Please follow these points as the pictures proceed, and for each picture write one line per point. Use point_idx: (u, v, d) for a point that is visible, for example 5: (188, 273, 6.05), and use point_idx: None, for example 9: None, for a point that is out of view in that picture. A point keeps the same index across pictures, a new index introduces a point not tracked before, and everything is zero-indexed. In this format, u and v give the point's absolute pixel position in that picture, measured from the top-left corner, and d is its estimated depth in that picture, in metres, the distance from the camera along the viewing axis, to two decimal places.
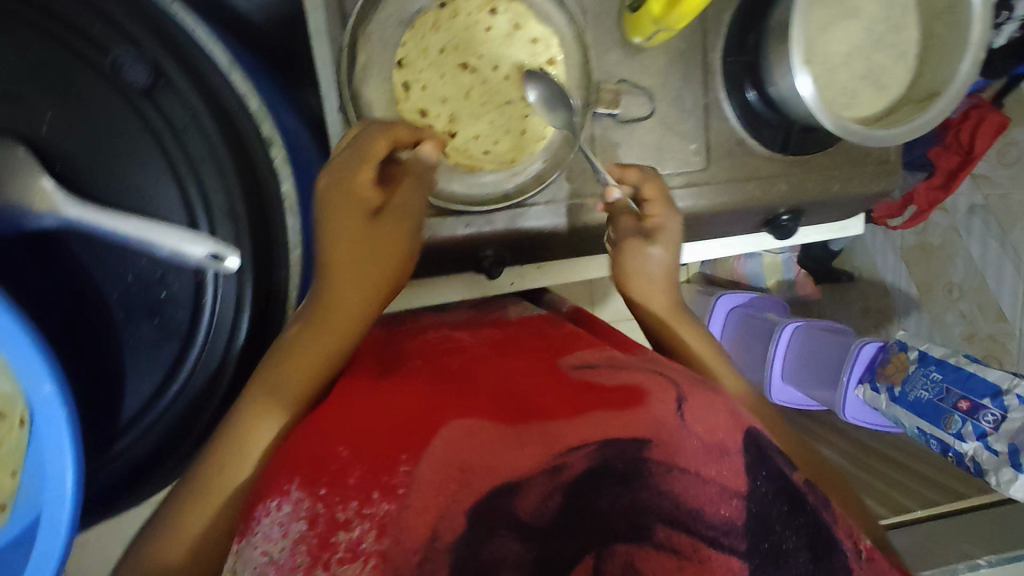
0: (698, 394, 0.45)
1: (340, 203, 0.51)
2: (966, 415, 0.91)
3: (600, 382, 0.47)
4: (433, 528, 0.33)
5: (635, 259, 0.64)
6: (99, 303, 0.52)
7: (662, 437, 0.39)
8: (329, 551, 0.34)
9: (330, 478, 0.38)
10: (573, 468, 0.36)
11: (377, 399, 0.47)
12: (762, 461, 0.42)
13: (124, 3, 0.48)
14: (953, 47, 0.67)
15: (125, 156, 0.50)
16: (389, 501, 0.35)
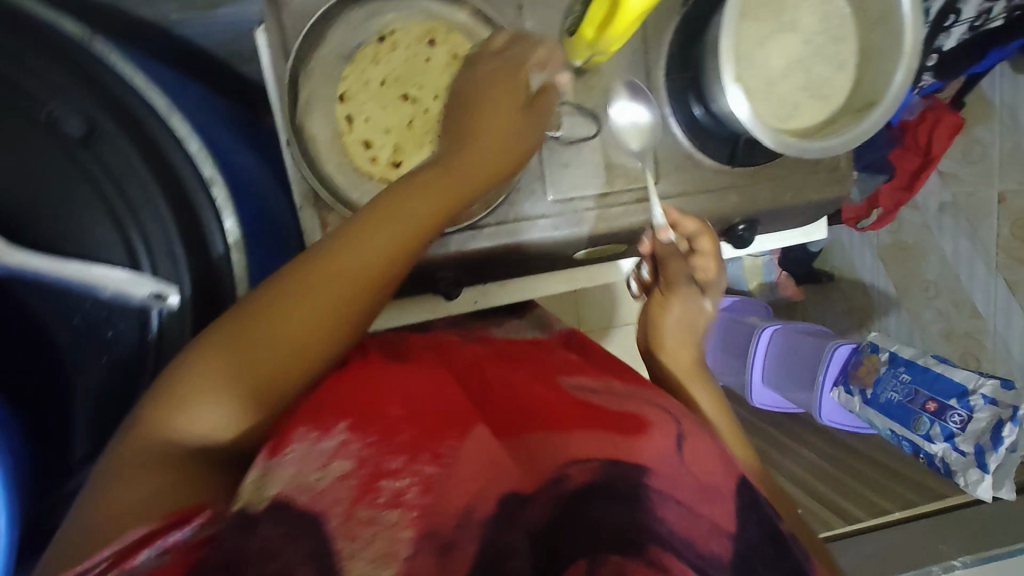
0: (697, 435, 0.47)
1: (498, 85, 0.59)
2: (933, 416, 0.91)
3: (599, 404, 0.49)
4: (468, 504, 0.35)
5: (675, 307, 0.80)
6: (50, 345, 0.55)
7: (662, 468, 0.41)
8: (373, 492, 0.36)
9: (379, 433, 0.41)
10: (576, 478, 0.38)
11: (408, 388, 0.49)
12: (755, 508, 0.44)
13: (61, 63, 0.51)
14: (888, 56, 0.68)
15: (66, 203, 0.53)
16: (432, 466, 0.38)
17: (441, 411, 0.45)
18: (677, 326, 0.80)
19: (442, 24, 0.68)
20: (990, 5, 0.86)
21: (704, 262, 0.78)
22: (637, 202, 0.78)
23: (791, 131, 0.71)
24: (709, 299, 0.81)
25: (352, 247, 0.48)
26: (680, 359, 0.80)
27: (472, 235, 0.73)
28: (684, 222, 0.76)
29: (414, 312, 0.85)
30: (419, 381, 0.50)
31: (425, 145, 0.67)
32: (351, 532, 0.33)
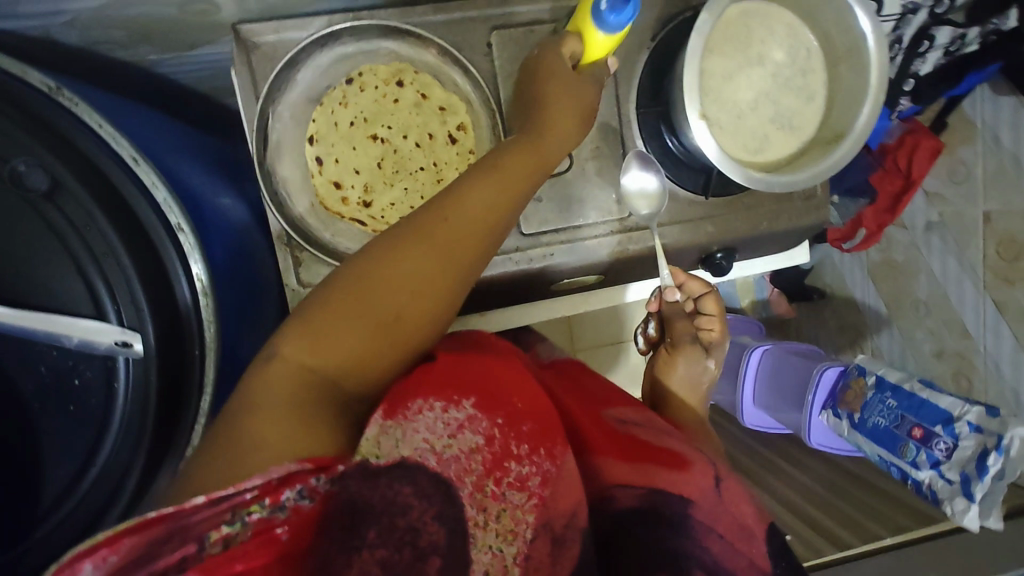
0: (731, 477, 0.52)
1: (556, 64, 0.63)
2: (919, 443, 0.90)
3: (643, 438, 0.53)
4: (574, 505, 0.41)
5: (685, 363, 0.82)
6: (14, 396, 0.54)
7: (708, 507, 0.47)
8: (501, 471, 0.40)
9: (505, 415, 0.43)
10: (623, 500, 0.46)
11: (503, 368, 0.50)
12: (783, 554, 0.48)
13: (21, 118, 0.51)
14: (857, 89, 0.68)
15: (31, 255, 0.53)
16: (547, 462, 0.41)
17: (540, 400, 0.47)
18: (682, 381, 0.83)
19: (410, 64, 0.69)
20: (964, 31, 0.86)
21: (709, 321, 0.84)
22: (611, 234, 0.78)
23: (760, 163, 0.72)
24: (714, 360, 0.83)
25: (455, 215, 0.50)
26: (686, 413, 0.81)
27: None
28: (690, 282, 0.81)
29: None
30: (511, 366, 0.51)
31: (396, 184, 0.69)
32: (479, 504, 0.39)
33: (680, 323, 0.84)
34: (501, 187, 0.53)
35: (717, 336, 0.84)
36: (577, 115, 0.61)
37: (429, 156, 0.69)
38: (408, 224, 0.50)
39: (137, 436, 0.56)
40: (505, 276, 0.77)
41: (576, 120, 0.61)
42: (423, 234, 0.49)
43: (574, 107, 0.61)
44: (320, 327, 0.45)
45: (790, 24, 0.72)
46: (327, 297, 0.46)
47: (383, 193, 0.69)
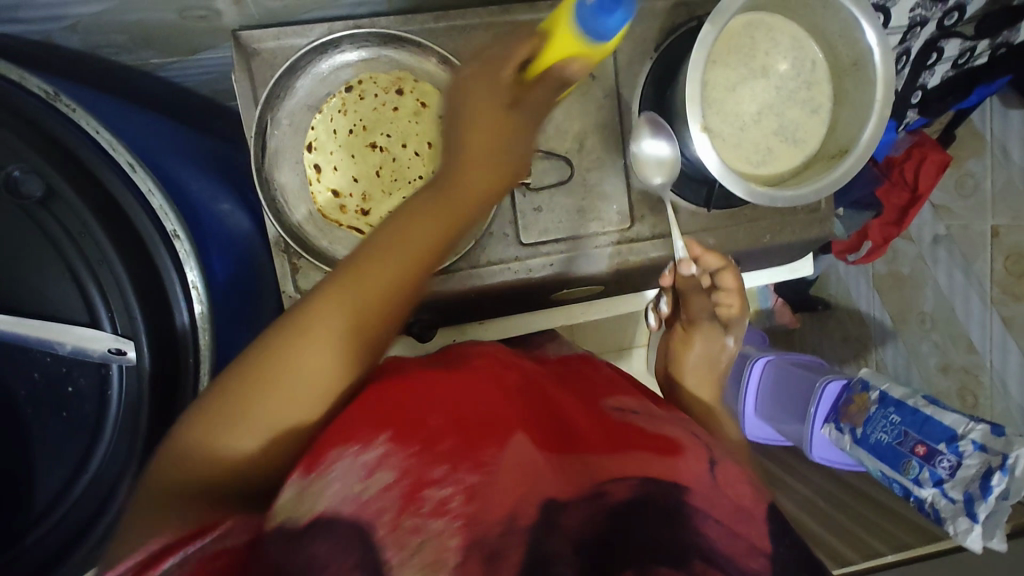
0: (728, 463, 0.51)
1: (484, 83, 0.53)
2: (923, 461, 0.89)
3: (640, 427, 0.53)
4: (512, 511, 0.39)
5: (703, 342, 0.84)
6: (8, 401, 0.55)
7: (697, 487, 0.46)
8: (418, 502, 0.39)
9: (421, 441, 0.43)
10: (616, 494, 0.43)
11: (449, 394, 0.50)
12: (785, 531, 0.46)
13: (18, 125, 0.51)
14: (861, 103, 0.67)
15: (25, 262, 0.53)
16: (474, 474, 0.41)
17: (478, 416, 0.48)
18: (700, 359, 0.85)
19: (411, 73, 0.69)
20: (973, 44, 0.85)
21: (728, 296, 0.81)
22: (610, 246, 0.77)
23: (763, 176, 0.71)
24: (732, 336, 0.85)
25: (346, 289, 0.47)
26: (704, 387, 0.84)
27: (448, 278, 0.74)
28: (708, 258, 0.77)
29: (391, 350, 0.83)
30: (460, 385, 0.52)
31: (393, 193, 0.68)
32: (399, 542, 0.37)
33: (698, 302, 0.82)
34: (403, 250, 0.48)
35: (736, 313, 0.83)
36: (492, 167, 0.54)
37: (426, 164, 0.68)
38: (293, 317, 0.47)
39: (129, 442, 0.55)
40: (502, 284, 0.76)
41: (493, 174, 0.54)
42: (307, 326, 0.46)
43: (486, 155, 0.54)
44: (208, 425, 0.44)
45: (794, 36, 0.71)
46: (218, 391, 0.45)
47: (380, 203, 0.68)
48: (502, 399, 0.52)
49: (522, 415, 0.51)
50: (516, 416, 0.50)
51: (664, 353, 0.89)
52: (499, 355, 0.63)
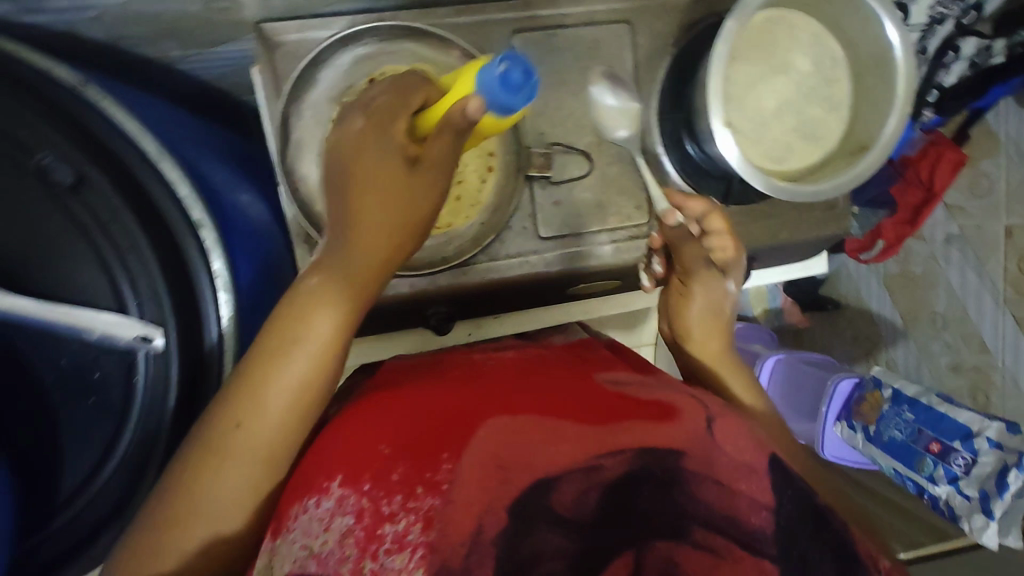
0: (727, 417, 0.52)
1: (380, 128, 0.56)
2: (937, 458, 0.89)
3: (634, 395, 0.54)
4: (477, 523, 0.40)
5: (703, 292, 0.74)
6: (35, 386, 0.55)
7: (693, 450, 0.47)
8: (377, 542, 0.41)
9: (373, 476, 0.45)
10: (610, 469, 0.45)
11: (415, 412, 0.52)
12: (788, 481, 0.49)
13: (49, 112, 0.52)
14: (882, 101, 0.67)
15: (55, 248, 0.53)
16: (432, 496, 0.42)
17: (442, 424, 0.49)
18: (700, 311, 0.74)
19: (432, 66, 0.68)
20: (990, 42, 0.85)
21: (720, 240, 0.69)
22: (614, 242, 0.77)
23: (783, 172, 0.71)
24: (733, 281, 0.73)
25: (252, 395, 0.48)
26: (708, 345, 0.75)
27: (466, 271, 0.73)
28: (692, 203, 0.69)
29: (407, 342, 0.83)
30: (430, 399, 0.54)
31: None
32: None
33: (688, 250, 0.71)
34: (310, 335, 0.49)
35: (732, 257, 0.71)
36: (387, 242, 0.54)
37: None
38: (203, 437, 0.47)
39: (155, 428, 0.56)
40: (517, 278, 0.75)
41: (392, 253, 0.55)
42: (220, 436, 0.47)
43: (381, 240, 0.54)
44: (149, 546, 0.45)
45: (814, 33, 0.71)
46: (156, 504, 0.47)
47: None
48: (475, 398, 0.53)
49: (495, 403, 0.51)
50: (487, 405, 0.50)
51: (664, 306, 0.79)
52: (476, 362, 0.65)
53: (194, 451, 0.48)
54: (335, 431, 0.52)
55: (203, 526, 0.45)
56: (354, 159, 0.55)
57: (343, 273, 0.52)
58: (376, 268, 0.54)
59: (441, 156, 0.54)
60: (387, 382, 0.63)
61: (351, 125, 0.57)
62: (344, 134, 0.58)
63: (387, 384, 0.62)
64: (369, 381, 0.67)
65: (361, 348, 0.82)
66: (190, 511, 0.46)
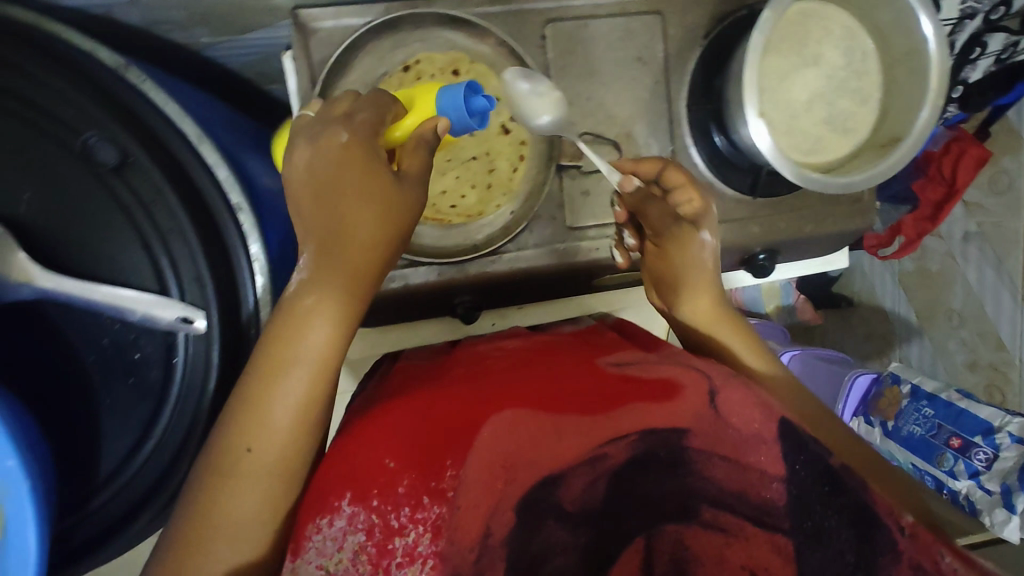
0: (731, 387, 0.50)
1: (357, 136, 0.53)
2: (957, 453, 0.89)
3: (638, 375, 0.52)
4: (484, 527, 0.40)
5: (680, 249, 0.70)
6: (77, 366, 0.55)
7: (698, 428, 0.45)
8: (388, 557, 0.40)
9: (379, 487, 0.43)
10: (616, 456, 0.43)
11: (420, 413, 0.50)
12: (802, 447, 0.47)
13: (95, 92, 0.52)
14: (915, 93, 0.67)
15: (99, 229, 0.54)
16: (439, 505, 0.41)
17: (444, 425, 0.47)
18: (685, 272, 0.70)
19: (466, 54, 0.70)
20: (1017, 38, 0.84)
21: (685, 194, 0.67)
22: (601, 235, 0.76)
23: (813, 164, 0.71)
24: (707, 231, 0.69)
25: (253, 413, 0.46)
26: (699, 307, 0.70)
27: (495, 260, 0.74)
28: (643, 164, 0.67)
29: (432, 330, 0.84)
30: (432, 399, 0.52)
31: (447, 171, 0.71)
32: None
33: (654, 211, 0.67)
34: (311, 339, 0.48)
35: (700, 207, 0.68)
36: (373, 241, 0.52)
37: (481, 145, 0.72)
38: (206, 460, 0.46)
39: (194, 410, 0.56)
40: (542, 267, 0.76)
41: (380, 254, 0.52)
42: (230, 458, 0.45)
43: (366, 243, 0.51)
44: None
45: (847, 26, 0.71)
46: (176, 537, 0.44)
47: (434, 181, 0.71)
48: (475, 395, 0.51)
49: (495, 398, 0.49)
50: (486, 401, 0.48)
51: (649, 279, 0.75)
52: (481, 358, 0.64)
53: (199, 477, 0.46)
54: (345, 439, 0.50)
55: (221, 548, 0.43)
56: (337, 174, 0.51)
57: (334, 279, 0.50)
58: (363, 270, 0.51)
59: (421, 165, 0.55)
60: (399, 384, 0.62)
61: (325, 135, 0.53)
62: (317, 148, 0.53)
63: (395, 388, 0.61)
64: (390, 380, 0.66)
65: (390, 335, 0.83)
66: (206, 535, 0.43)
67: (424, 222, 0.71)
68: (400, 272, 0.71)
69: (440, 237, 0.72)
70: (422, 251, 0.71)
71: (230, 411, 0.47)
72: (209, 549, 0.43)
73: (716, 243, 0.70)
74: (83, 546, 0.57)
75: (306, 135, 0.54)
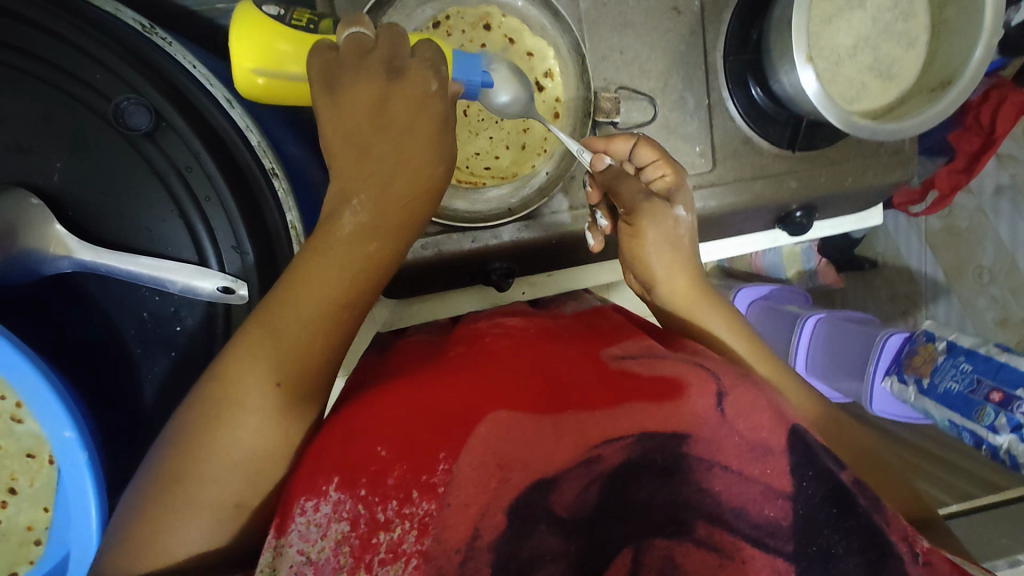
0: (740, 389, 0.46)
1: (413, 82, 0.51)
2: (998, 407, 0.83)
3: (638, 371, 0.48)
4: (473, 529, 0.36)
5: (659, 221, 0.64)
6: (119, 341, 0.54)
7: (699, 433, 0.41)
8: (371, 552, 0.37)
9: (369, 478, 0.39)
10: (609, 459, 0.39)
11: (416, 396, 0.46)
12: (809, 459, 0.42)
13: (123, 54, 0.50)
14: (966, 32, 0.64)
15: (133, 198, 0.52)
16: (428, 501, 0.37)
17: (441, 413, 0.43)
18: (658, 253, 0.65)
19: (498, 8, 0.68)
20: None
21: (657, 169, 0.66)
22: (574, 209, 0.73)
23: (859, 112, 0.68)
24: (681, 206, 0.65)
25: (255, 358, 0.44)
26: (679, 289, 0.65)
27: (529, 224, 0.72)
28: (618, 142, 0.67)
29: (467, 298, 0.84)
30: (424, 384, 0.48)
31: (481, 132, 0.70)
32: None
33: (625, 188, 0.62)
34: (320, 290, 0.46)
35: (675, 180, 0.66)
36: (394, 232, 0.50)
37: None
38: (211, 393, 0.43)
39: None
40: (565, 235, 0.75)
41: (410, 215, 0.52)
42: (237, 389, 0.43)
43: (376, 240, 0.49)
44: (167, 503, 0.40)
45: None
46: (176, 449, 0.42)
47: (468, 143, 0.70)
48: (470, 381, 0.47)
49: (495, 387, 0.45)
50: (492, 390, 0.45)
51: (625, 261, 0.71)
52: (480, 334, 0.61)
53: (200, 402, 0.43)
54: (337, 423, 0.46)
55: (209, 490, 0.41)
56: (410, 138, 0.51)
57: (351, 261, 0.47)
58: (372, 271, 0.49)
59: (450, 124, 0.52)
60: (386, 369, 0.58)
61: (402, 86, 0.51)
62: (387, 94, 0.50)
63: (390, 369, 0.58)
64: (389, 360, 0.63)
65: (419, 308, 0.82)
66: (200, 468, 0.41)
67: (460, 186, 0.69)
68: (433, 239, 0.69)
69: (473, 200, 0.69)
70: (460, 218, 0.68)
71: (246, 346, 0.44)
72: (199, 487, 0.41)
73: (690, 221, 0.67)
74: None
75: (378, 72, 0.50)
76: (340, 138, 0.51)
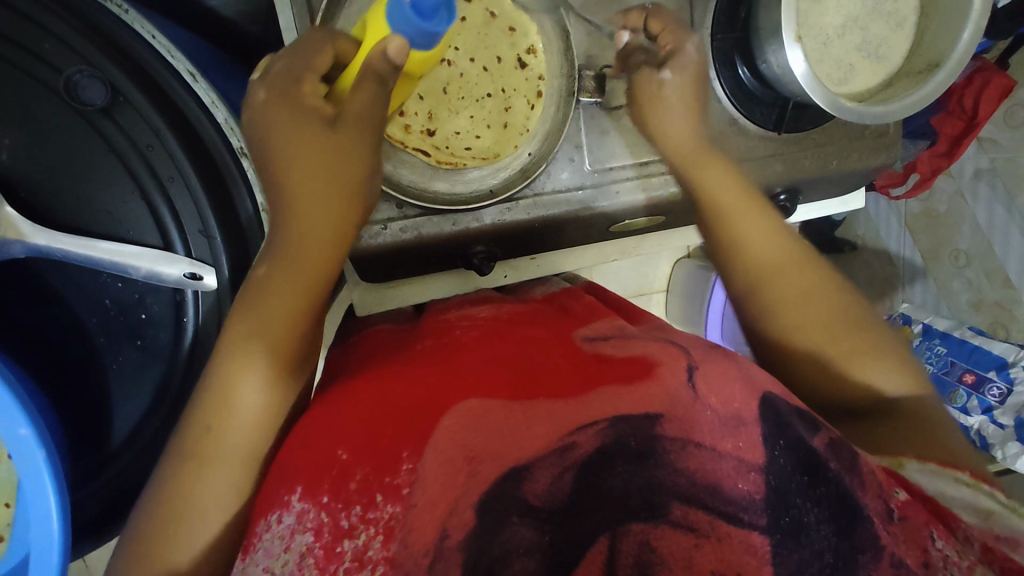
0: (711, 362, 0.46)
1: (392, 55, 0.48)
2: (971, 389, 0.95)
3: (611, 353, 0.49)
4: (441, 528, 0.35)
5: (649, 83, 0.66)
6: (79, 331, 0.52)
7: (673, 411, 0.41)
8: (336, 561, 0.35)
9: (332, 483, 0.38)
10: (584, 446, 0.38)
11: (385, 392, 0.44)
12: (781, 428, 0.41)
13: (73, 22, 0.47)
14: (955, 14, 0.64)
15: (92, 180, 0.50)
16: (393, 504, 0.36)
17: (402, 407, 0.42)
18: (657, 109, 0.65)
19: None
20: None
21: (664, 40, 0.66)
22: (552, 191, 0.70)
23: (847, 94, 0.67)
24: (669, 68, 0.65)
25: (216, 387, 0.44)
26: (678, 140, 0.64)
27: (513, 206, 0.69)
28: (631, 15, 0.67)
29: (446, 283, 0.82)
30: (387, 380, 0.46)
31: (461, 110, 0.67)
32: None
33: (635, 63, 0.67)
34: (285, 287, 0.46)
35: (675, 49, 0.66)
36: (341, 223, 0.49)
37: (496, 81, 0.68)
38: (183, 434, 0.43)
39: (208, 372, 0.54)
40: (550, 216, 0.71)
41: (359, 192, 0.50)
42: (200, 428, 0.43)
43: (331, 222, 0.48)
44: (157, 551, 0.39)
45: None
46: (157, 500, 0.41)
47: (448, 121, 0.67)
48: (435, 376, 0.45)
49: (465, 379, 0.44)
50: (458, 384, 0.43)
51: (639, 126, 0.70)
52: (448, 324, 0.60)
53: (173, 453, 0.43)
54: (299, 429, 0.44)
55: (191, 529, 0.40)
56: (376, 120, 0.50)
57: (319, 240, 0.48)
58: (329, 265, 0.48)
59: None
60: (355, 361, 0.57)
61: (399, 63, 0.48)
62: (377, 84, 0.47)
63: (364, 357, 0.57)
64: (356, 353, 0.61)
65: (401, 291, 0.80)
66: (180, 508, 0.40)
67: (440, 168, 0.67)
68: (412, 222, 0.67)
69: (454, 182, 0.67)
70: (438, 199, 0.66)
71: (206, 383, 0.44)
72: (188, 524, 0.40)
73: (684, 82, 0.65)
74: (90, 517, 0.55)
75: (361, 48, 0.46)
76: (300, 132, 0.49)
